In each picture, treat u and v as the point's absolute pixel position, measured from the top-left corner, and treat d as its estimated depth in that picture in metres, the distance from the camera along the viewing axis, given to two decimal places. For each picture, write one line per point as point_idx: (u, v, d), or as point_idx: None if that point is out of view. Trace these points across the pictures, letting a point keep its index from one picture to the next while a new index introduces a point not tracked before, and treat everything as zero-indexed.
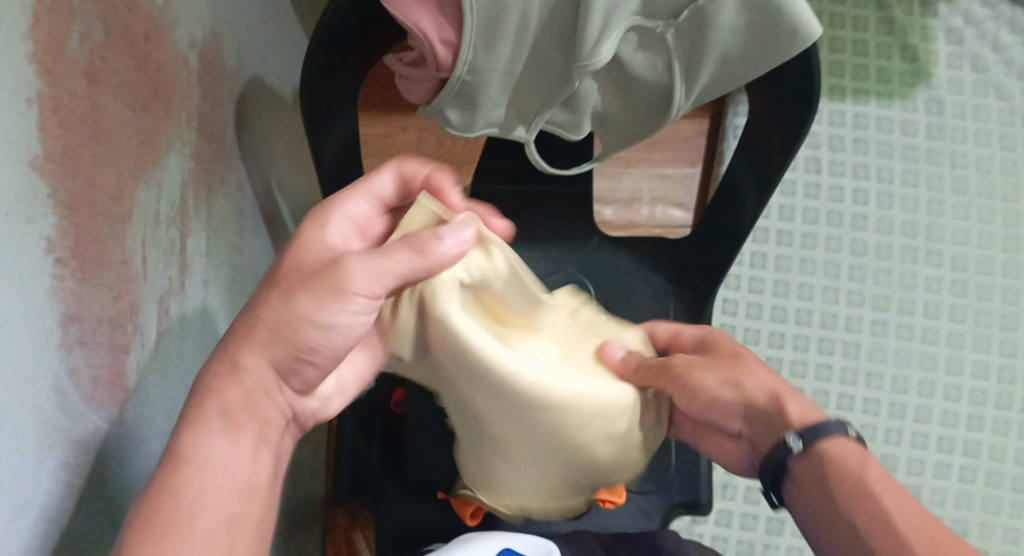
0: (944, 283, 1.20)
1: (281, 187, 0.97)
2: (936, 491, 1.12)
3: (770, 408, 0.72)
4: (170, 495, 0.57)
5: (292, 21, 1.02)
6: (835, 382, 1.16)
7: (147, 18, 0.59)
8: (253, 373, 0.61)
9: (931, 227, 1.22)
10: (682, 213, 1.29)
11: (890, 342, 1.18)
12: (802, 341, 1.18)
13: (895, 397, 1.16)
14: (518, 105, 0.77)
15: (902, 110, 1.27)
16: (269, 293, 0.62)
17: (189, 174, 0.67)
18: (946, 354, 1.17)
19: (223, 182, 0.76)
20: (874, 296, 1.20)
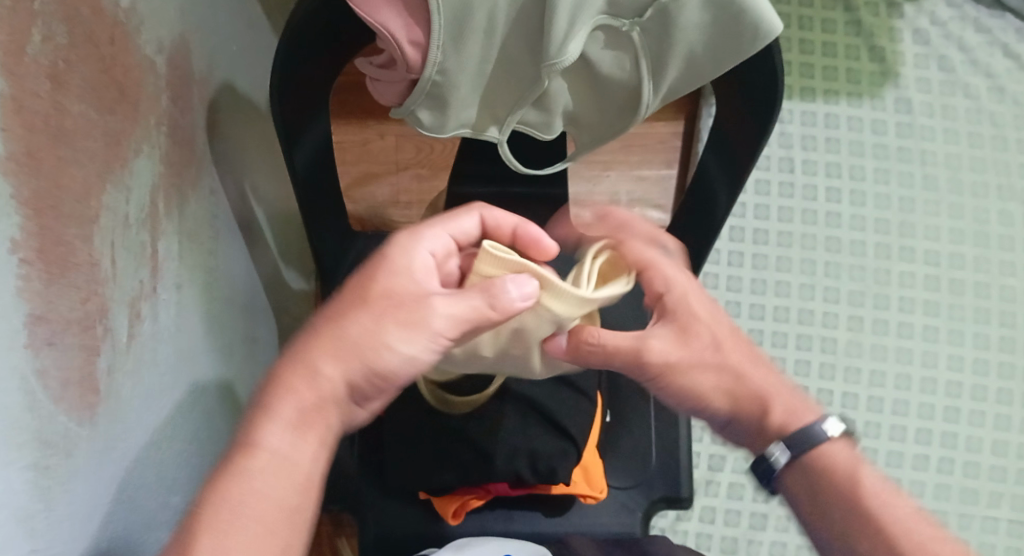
0: (917, 278, 1.21)
1: (256, 193, 0.97)
2: (915, 483, 1.13)
3: (755, 416, 0.72)
4: (243, 480, 0.58)
5: (265, 28, 1.02)
6: (814, 378, 1.17)
7: (113, 21, 0.59)
8: (328, 377, 0.62)
9: (903, 223, 1.24)
10: (659, 215, 1.30)
11: (866, 337, 1.19)
12: (780, 338, 1.19)
13: (873, 391, 1.17)
14: (490, 106, 0.78)
15: (871, 109, 1.29)
16: (354, 311, 0.63)
17: (159, 177, 0.67)
18: (921, 347, 1.18)
19: (195, 186, 0.76)
20: (849, 293, 1.21)
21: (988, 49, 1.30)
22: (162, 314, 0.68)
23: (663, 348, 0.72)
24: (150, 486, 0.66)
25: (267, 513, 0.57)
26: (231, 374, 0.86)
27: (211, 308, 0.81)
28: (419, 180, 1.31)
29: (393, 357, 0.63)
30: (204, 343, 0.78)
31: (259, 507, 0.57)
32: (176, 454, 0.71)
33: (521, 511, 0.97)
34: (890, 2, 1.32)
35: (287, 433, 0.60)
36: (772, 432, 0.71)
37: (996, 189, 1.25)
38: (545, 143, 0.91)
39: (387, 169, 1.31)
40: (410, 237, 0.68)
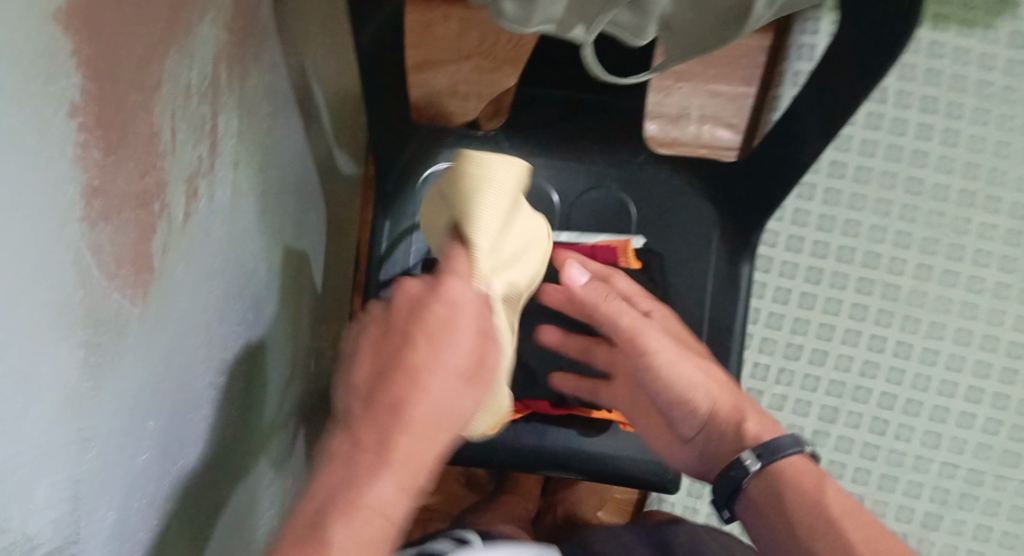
0: (999, 231, 1.15)
1: (316, 72, 0.92)
2: (957, 441, 1.12)
3: (731, 423, 0.82)
4: (347, 518, 0.60)
5: None
6: (869, 322, 1.15)
7: None
8: (426, 418, 0.64)
9: (994, 169, 1.16)
10: (730, 135, 1.24)
11: (931, 287, 1.15)
12: (840, 279, 1.16)
13: (928, 343, 1.14)
14: (580, 3, 0.72)
15: (983, 41, 1.19)
16: (436, 352, 0.65)
17: (223, 46, 0.62)
18: (989, 305, 1.14)
19: (258, 60, 0.71)
20: (922, 239, 1.16)
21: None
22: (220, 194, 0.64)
23: (660, 342, 0.85)
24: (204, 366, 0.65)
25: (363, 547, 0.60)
26: (281, 262, 0.84)
27: (267, 191, 0.78)
28: (480, 72, 1.25)
29: (421, 407, 0.63)
30: (258, 227, 0.75)
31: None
32: (229, 335, 0.69)
33: (556, 427, 0.95)
34: None
35: (392, 473, 0.62)
36: (745, 443, 0.80)
37: None
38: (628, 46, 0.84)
39: (447, 56, 1.25)
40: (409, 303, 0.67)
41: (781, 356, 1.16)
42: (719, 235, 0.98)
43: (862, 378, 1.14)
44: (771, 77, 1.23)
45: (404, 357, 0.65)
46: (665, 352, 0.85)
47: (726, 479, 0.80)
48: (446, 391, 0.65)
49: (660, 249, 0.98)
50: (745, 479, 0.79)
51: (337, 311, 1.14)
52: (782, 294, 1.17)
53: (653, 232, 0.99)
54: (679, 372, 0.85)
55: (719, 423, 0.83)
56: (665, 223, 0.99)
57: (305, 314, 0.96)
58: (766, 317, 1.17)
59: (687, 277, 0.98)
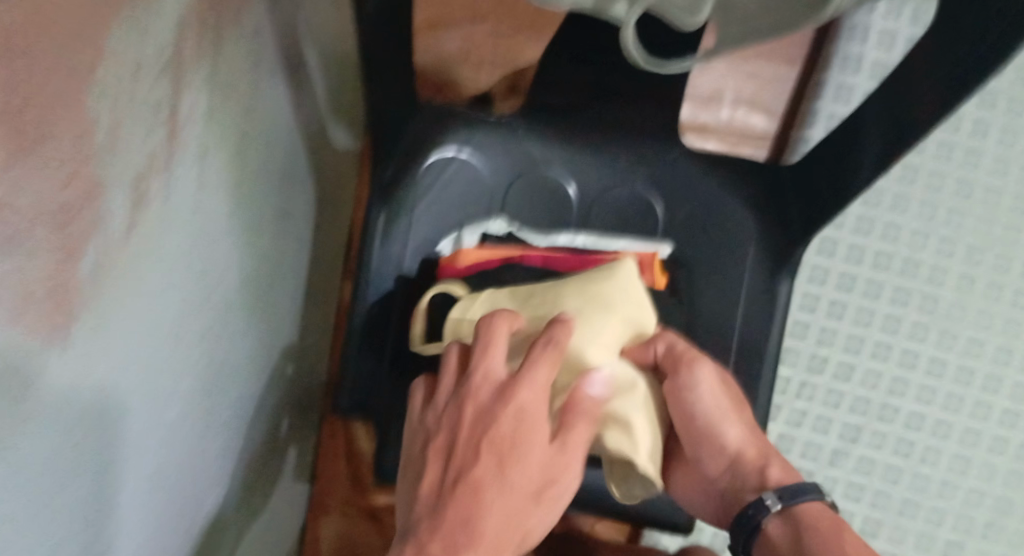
0: None
1: (308, 31, 0.81)
2: (986, 467, 1.10)
3: (754, 471, 0.77)
4: None
5: None
6: (902, 336, 1.10)
7: None
8: (499, 524, 0.66)
9: None
10: (764, 122, 1.12)
11: (972, 301, 1.10)
12: (874, 288, 1.11)
13: (963, 360, 1.10)
14: None
15: None
16: (502, 458, 0.67)
17: (189, 10, 0.51)
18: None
19: (232, 25, 0.60)
20: (966, 248, 1.11)
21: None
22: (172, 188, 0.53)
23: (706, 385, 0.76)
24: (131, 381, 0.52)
25: None
26: (254, 251, 0.73)
27: (241, 173, 0.67)
28: (495, 40, 1.12)
29: (489, 516, 0.65)
30: (224, 217, 0.65)
31: None
32: (180, 345, 0.57)
33: None
34: None
35: None
36: (768, 483, 0.76)
37: None
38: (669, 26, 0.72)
39: (460, 19, 1.12)
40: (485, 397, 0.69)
41: (804, 369, 1.11)
42: (755, 248, 0.87)
43: (891, 393, 1.10)
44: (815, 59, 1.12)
45: (501, 464, 0.67)
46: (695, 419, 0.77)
47: (742, 520, 0.75)
48: (523, 499, 0.67)
49: (685, 258, 0.89)
50: (765, 519, 0.74)
51: (319, 296, 1.04)
52: (811, 300, 1.11)
53: (677, 238, 0.89)
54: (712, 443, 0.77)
55: (745, 467, 0.78)
56: (692, 229, 0.89)
57: (275, 300, 0.86)
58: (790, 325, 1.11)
59: (716, 291, 0.87)
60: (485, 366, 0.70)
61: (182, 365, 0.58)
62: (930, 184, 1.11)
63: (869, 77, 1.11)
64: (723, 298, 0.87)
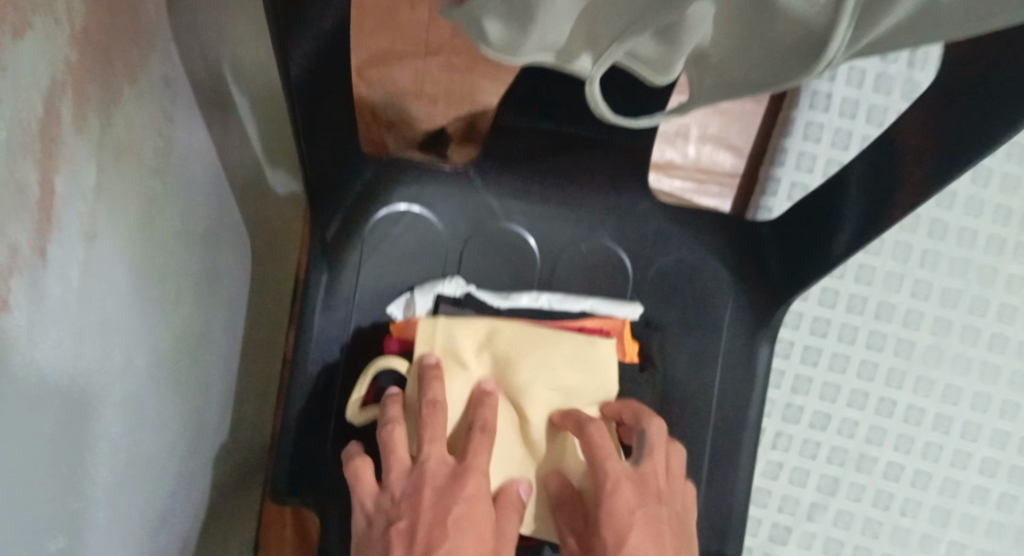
0: None
1: (234, 68, 0.74)
2: (965, 520, 1.01)
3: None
4: None
5: None
6: (877, 384, 1.02)
7: None
8: None
9: None
10: (733, 160, 1.06)
11: (949, 345, 1.01)
12: (849, 332, 1.02)
13: (941, 408, 1.01)
14: (588, 23, 0.52)
15: None
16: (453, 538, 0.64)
17: (56, 77, 0.42)
18: (1012, 368, 1.01)
19: (127, 82, 0.51)
20: (943, 291, 1.02)
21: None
22: (22, 275, 0.42)
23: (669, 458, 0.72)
24: None
25: None
26: (168, 322, 0.65)
27: (148, 237, 0.58)
28: (449, 71, 1.04)
29: None
30: (128, 292, 0.56)
31: None
32: (45, 445, 0.47)
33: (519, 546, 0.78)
34: None
35: None
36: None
37: None
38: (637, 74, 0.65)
39: (411, 50, 1.03)
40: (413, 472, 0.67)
41: (778, 419, 1.02)
42: (734, 311, 0.80)
43: (868, 444, 1.01)
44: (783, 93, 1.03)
45: (446, 541, 0.64)
46: (627, 498, 0.66)
47: None
48: None
49: (660, 321, 0.80)
50: None
51: (261, 350, 0.94)
52: (782, 347, 1.02)
53: (650, 298, 0.81)
54: (633, 530, 0.65)
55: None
56: (666, 288, 0.81)
57: (210, 370, 0.77)
58: None
59: (690, 354, 0.80)
60: (439, 452, 0.67)
61: (65, 468, 0.49)
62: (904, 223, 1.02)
63: (841, 112, 1.03)
64: (698, 362, 0.79)
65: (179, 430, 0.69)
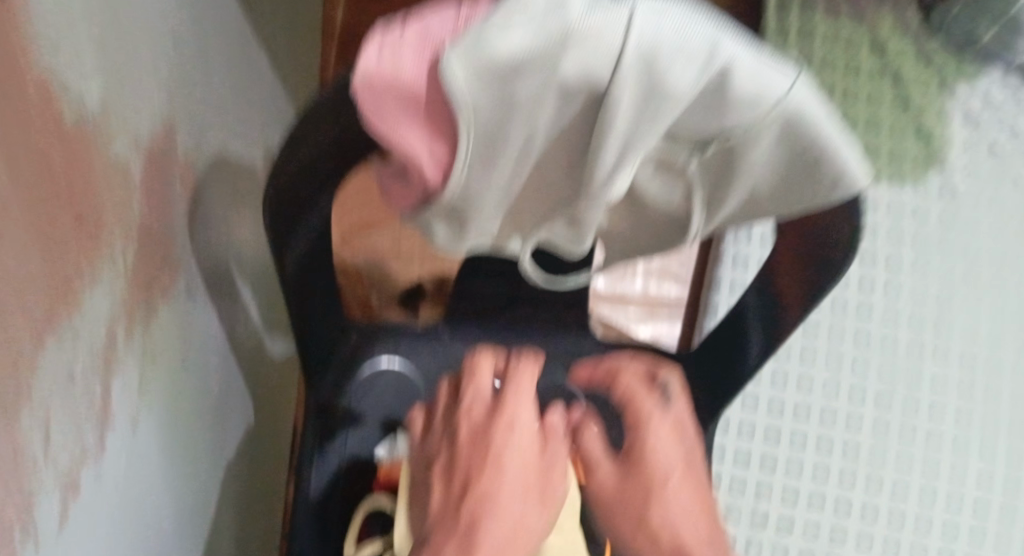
0: (946, 382, 1.22)
1: (239, 262, 0.89)
2: None
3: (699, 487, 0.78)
4: None
5: (260, 71, 0.92)
6: (830, 485, 1.19)
7: (74, 136, 0.47)
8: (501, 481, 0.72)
9: (938, 321, 1.25)
10: (676, 289, 1.27)
11: (890, 444, 1.20)
12: (799, 439, 1.21)
13: (894, 504, 1.18)
14: (514, 217, 0.69)
15: (914, 192, 1.31)
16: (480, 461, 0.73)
17: (121, 304, 0.56)
18: (948, 461, 1.19)
19: (164, 293, 0.65)
20: (876, 393, 1.22)
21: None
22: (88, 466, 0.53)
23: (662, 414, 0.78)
24: None
25: None
26: (190, 482, 0.77)
27: (176, 411, 0.71)
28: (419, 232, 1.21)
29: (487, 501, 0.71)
30: (161, 458, 0.69)
31: None
32: None
33: None
34: (941, 80, 1.35)
35: None
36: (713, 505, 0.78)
37: None
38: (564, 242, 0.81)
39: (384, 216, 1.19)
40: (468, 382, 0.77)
41: (747, 526, 1.19)
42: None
43: (833, 543, 1.17)
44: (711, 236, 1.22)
45: (493, 468, 0.72)
46: (668, 443, 0.77)
47: None
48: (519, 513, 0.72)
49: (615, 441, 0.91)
50: None
51: (265, 495, 1.07)
52: (743, 457, 1.22)
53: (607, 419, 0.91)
54: (671, 477, 0.76)
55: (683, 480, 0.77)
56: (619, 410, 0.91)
57: (218, 524, 0.87)
58: (728, 481, 1.21)
59: None
60: (479, 395, 0.76)
61: None
62: None
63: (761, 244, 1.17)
64: None
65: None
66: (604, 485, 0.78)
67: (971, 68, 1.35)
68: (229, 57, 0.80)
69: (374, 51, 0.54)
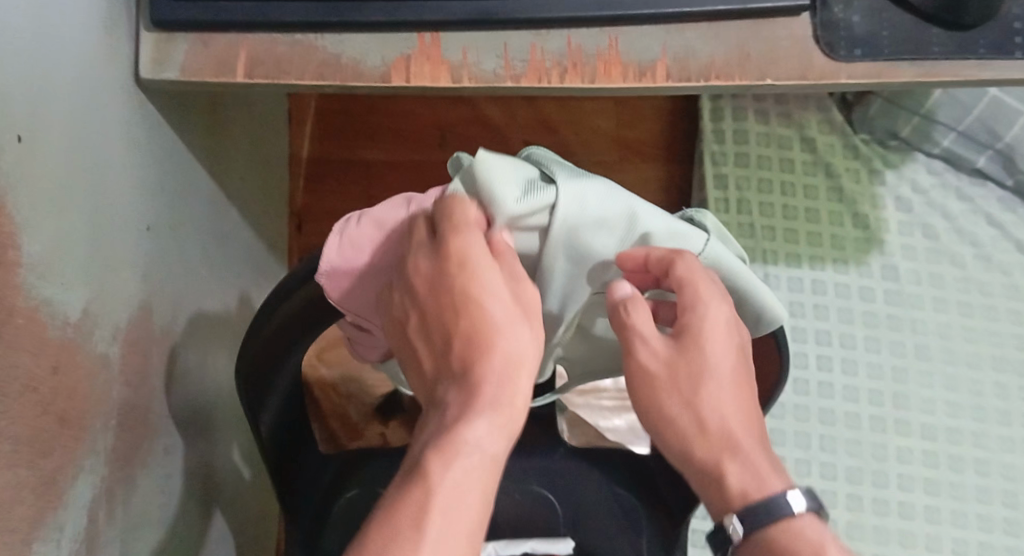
0: (916, 454, 1.36)
1: (218, 405, 0.94)
2: None
3: (707, 477, 0.71)
4: (445, 466, 0.60)
5: (232, 223, 0.99)
6: None
7: (59, 346, 0.52)
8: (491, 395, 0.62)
9: (897, 394, 1.39)
10: None
11: (867, 519, 1.32)
12: None
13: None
14: None
15: (859, 275, 1.45)
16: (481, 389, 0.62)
17: (103, 485, 0.60)
18: (924, 532, 1.31)
19: (147, 461, 0.69)
20: (873, 474, 1.35)
21: (972, 218, 1.47)
22: None
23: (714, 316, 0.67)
24: None
25: (476, 464, 0.60)
26: None
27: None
28: None
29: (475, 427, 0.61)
30: None
31: (456, 492, 0.60)
32: None
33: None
34: (871, 170, 1.50)
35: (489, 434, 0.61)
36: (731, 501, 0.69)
37: (989, 359, 1.40)
38: None
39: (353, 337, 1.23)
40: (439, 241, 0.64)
41: None
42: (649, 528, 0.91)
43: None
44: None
45: (469, 307, 0.63)
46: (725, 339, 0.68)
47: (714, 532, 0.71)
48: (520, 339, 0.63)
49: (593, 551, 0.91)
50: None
51: None
52: None
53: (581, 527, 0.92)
54: (723, 380, 0.69)
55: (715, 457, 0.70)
56: (590, 517, 0.92)
57: None
58: None
59: None
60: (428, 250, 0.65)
61: None
62: None
63: None
64: None
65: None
66: (650, 355, 0.69)
67: (896, 159, 1.51)
68: (202, 222, 0.87)
69: (334, 243, 0.66)
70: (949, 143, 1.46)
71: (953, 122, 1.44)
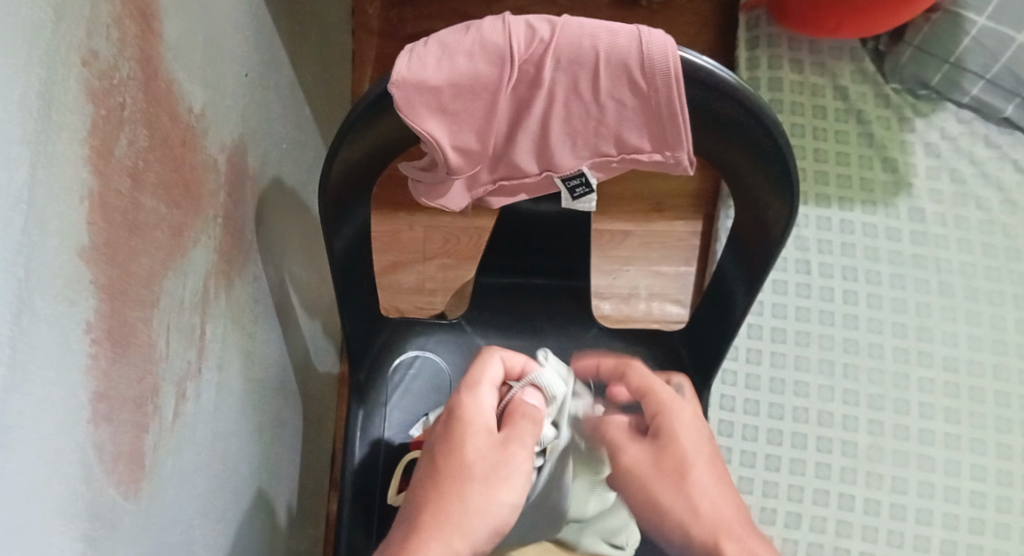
0: (936, 383, 1.32)
1: (292, 279, 1.04)
2: None
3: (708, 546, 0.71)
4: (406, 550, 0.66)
5: (306, 122, 1.11)
6: (861, 486, 1.27)
7: (185, 125, 0.64)
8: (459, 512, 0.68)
9: (921, 327, 1.35)
10: (678, 310, 1.42)
11: (887, 442, 1.29)
12: (826, 444, 1.29)
13: (895, 498, 1.26)
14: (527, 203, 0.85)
15: (885, 216, 1.42)
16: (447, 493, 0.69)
17: (212, 265, 0.72)
18: (942, 456, 1.28)
19: (242, 273, 0.81)
20: (894, 401, 1.31)
21: (998, 164, 1.43)
22: (191, 384, 0.68)
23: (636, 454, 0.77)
24: (166, 538, 0.63)
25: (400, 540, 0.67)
26: (266, 450, 0.90)
27: (255, 377, 0.86)
28: (446, 269, 1.42)
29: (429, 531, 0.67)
30: (243, 412, 0.83)
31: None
32: (199, 507, 0.70)
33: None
34: (901, 117, 1.46)
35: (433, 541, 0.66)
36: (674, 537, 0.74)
37: (1012, 298, 1.36)
38: (544, 236, 0.98)
39: (416, 257, 1.43)
40: (480, 377, 0.76)
41: (783, 526, 1.25)
42: None
43: (839, 537, 1.25)
44: (716, 203, 1.45)
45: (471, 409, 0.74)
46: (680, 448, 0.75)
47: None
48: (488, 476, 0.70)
49: None
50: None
51: (317, 498, 1.20)
52: (749, 458, 1.29)
53: None
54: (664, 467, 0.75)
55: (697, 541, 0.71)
56: None
57: (283, 502, 1.00)
58: (761, 486, 1.27)
59: None
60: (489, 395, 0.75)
61: (206, 531, 0.71)
62: (824, 342, 1.34)
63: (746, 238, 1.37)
64: None
65: (269, 537, 0.91)
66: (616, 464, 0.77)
67: (926, 108, 1.47)
68: (285, 105, 0.99)
69: (401, 59, 0.69)
70: (977, 92, 1.42)
71: (982, 70, 1.40)
